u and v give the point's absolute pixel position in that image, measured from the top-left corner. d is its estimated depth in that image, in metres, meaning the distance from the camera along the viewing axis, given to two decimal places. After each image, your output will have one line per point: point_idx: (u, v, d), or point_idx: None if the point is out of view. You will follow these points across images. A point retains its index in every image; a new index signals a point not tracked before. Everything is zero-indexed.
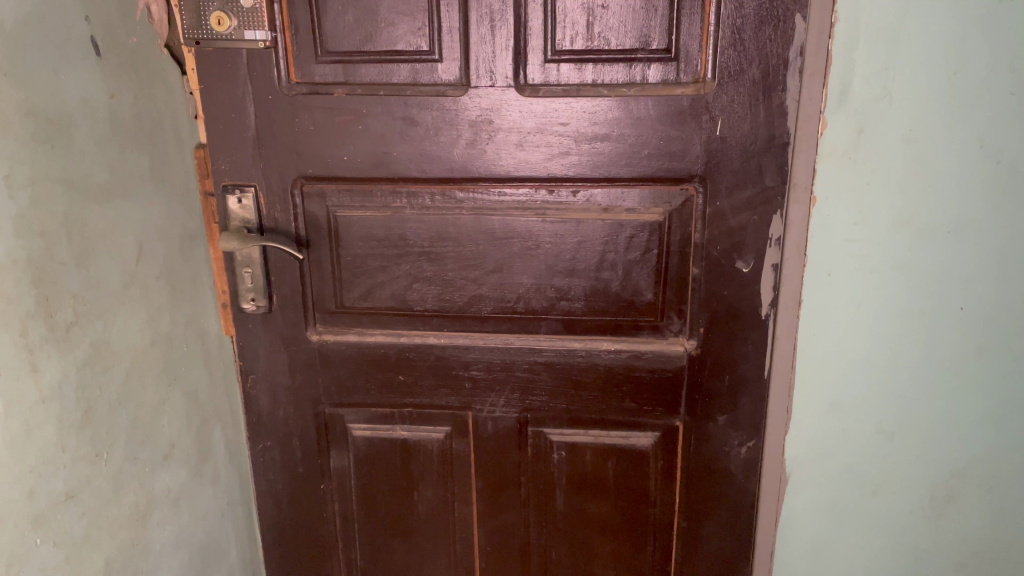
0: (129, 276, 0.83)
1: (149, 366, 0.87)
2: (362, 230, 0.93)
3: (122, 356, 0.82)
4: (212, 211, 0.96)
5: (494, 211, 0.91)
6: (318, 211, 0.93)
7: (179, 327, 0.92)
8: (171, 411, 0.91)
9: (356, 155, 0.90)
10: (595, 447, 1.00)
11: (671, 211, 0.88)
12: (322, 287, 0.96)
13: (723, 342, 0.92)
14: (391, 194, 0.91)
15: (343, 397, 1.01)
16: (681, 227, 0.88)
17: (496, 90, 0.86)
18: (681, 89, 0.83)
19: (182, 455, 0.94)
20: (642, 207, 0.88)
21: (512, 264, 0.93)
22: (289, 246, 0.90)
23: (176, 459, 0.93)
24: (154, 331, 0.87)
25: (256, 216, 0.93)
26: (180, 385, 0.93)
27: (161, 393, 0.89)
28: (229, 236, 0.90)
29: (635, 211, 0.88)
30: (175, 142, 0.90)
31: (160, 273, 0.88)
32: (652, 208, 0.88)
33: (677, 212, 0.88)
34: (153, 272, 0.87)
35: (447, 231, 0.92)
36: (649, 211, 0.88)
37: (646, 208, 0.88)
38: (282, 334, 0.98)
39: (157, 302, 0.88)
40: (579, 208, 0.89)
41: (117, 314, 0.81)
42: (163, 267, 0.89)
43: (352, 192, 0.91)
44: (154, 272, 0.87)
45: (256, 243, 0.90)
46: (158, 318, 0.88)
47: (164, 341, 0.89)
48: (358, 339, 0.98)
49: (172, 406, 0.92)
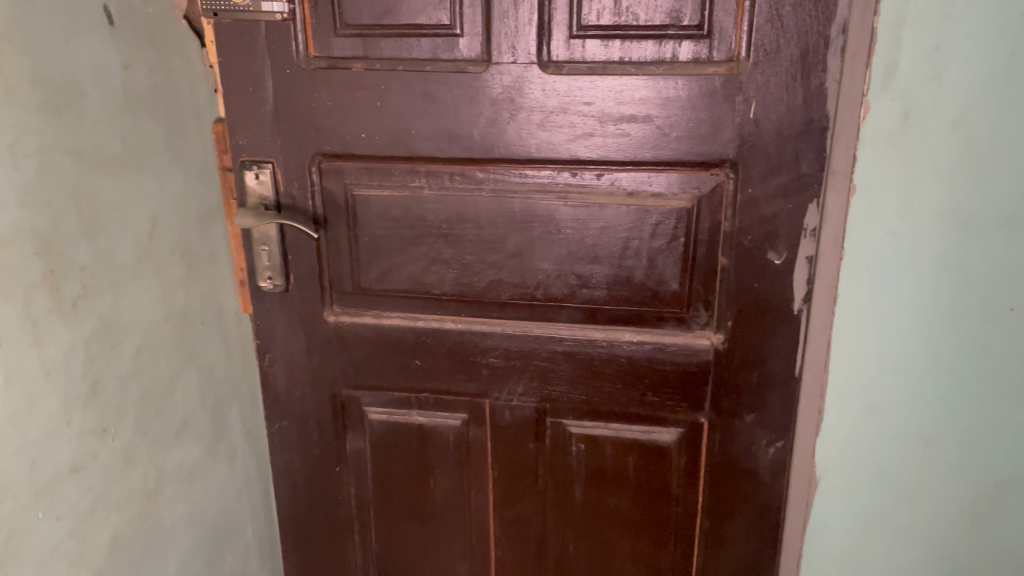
0: (143, 249, 0.82)
1: (163, 343, 0.86)
2: (380, 209, 0.91)
3: (135, 333, 0.81)
4: (231, 188, 0.94)
5: (515, 193, 0.87)
6: (336, 188, 0.91)
7: (195, 304, 0.91)
8: (185, 388, 0.90)
9: (374, 132, 0.87)
10: (615, 441, 0.96)
11: (699, 198, 0.83)
12: (339, 267, 0.94)
13: (752, 337, 0.87)
14: (409, 173, 0.88)
15: (360, 380, 0.99)
16: (709, 215, 0.84)
17: (519, 66, 0.82)
18: (713, 67, 0.79)
19: (196, 434, 0.93)
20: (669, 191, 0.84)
21: (533, 249, 0.89)
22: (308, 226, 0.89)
23: (190, 436, 0.92)
24: (167, 307, 0.86)
25: (274, 194, 0.91)
26: (195, 362, 0.92)
27: (176, 370, 0.89)
28: (245, 212, 0.89)
29: (661, 196, 0.84)
30: (192, 115, 0.88)
31: (176, 248, 0.87)
32: (679, 193, 0.84)
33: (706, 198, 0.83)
34: (169, 246, 0.86)
35: (466, 213, 0.89)
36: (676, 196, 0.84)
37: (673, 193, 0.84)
38: (299, 314, 0.97)
39: (171, 277, 0.87)
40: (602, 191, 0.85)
41: (131, 285, 0.80)
42: (180, 243, 0.88)
43: (369, 170, 0.89)
44: (169, 246, 0.86)
45: (272, 219, 0.89)
46: (172, 293, 0.87)
47: (179, 316, 0.88)
48: (375, 321, 0.96)
49: (188, 383, 0.91)
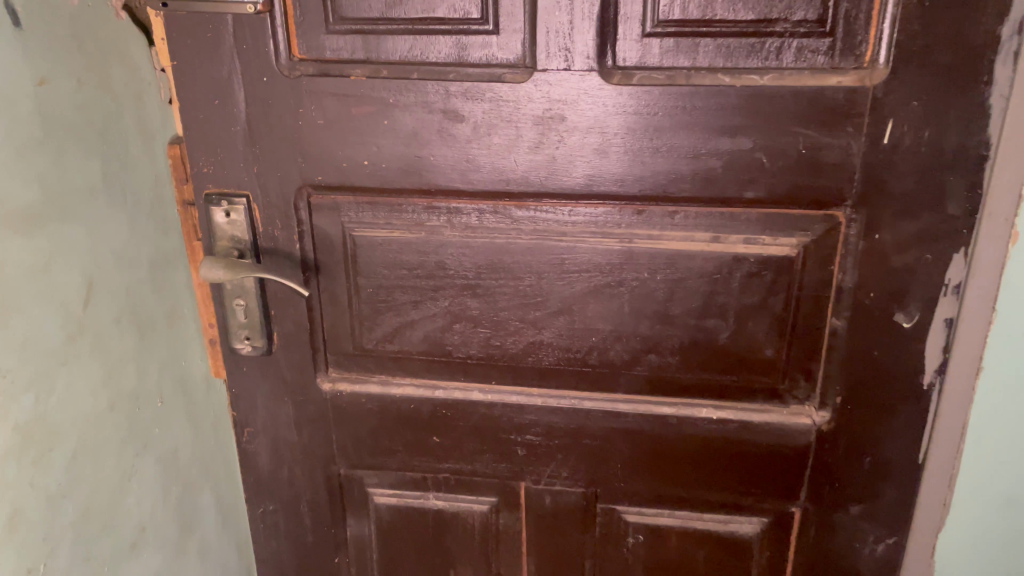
0: (77, 324, 0.62)
1: (109, 437, 0.66)
2: (388, 255, 0.71)
3: (69, 436, 0.62)
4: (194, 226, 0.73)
5: (563, 236, 0.67)
6: (330, 226, 0.71)
7: (150, 379, 0.71)
8: (140, 488, 0.71)
9: (379, 159, 0.67)
10: (682, 532, 0.78)
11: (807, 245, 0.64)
12: (336, 324, 0.75)
13: (866, 415, 0.69)
14: (425, 209, 0.68)
15: (363, 458, 0.80)
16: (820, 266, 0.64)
17: (573, 75, 0.61)
18: (839, 77, 0.58)
19: (159, 538, 0.74)
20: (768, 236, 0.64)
21: (585, 306, 0.69)
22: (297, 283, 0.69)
23: (149, 544, 0.73)
24: (112, 391, 0.66)
25: (250, 236, 0.71)
26: (153, 450, 0.73)
27: (128, 467, 0.69)
28: (216, 262, 0.69)
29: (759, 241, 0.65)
30: (139, 137, 0.68)
31: (123, 312, 0.67)
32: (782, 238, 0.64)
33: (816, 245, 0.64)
34: (113, 312, 0.66)
35: (500, 261, 0.69)
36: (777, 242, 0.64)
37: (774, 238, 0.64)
38: (286, 380, 0.77)
39: (118, 351, 0.67)
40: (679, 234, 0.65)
41: (61, 375, 0.61)
42: (128, 305, 0.68)
43: (374, 206, 0.69)
44: (113, 312, 0.66)
45: (252, 271, 0.69)
46: (118, 372, 0.67)
47: (130, 398, 0.69)
48: (381, 390, 0.76)
49: (144, 478, 0.71)
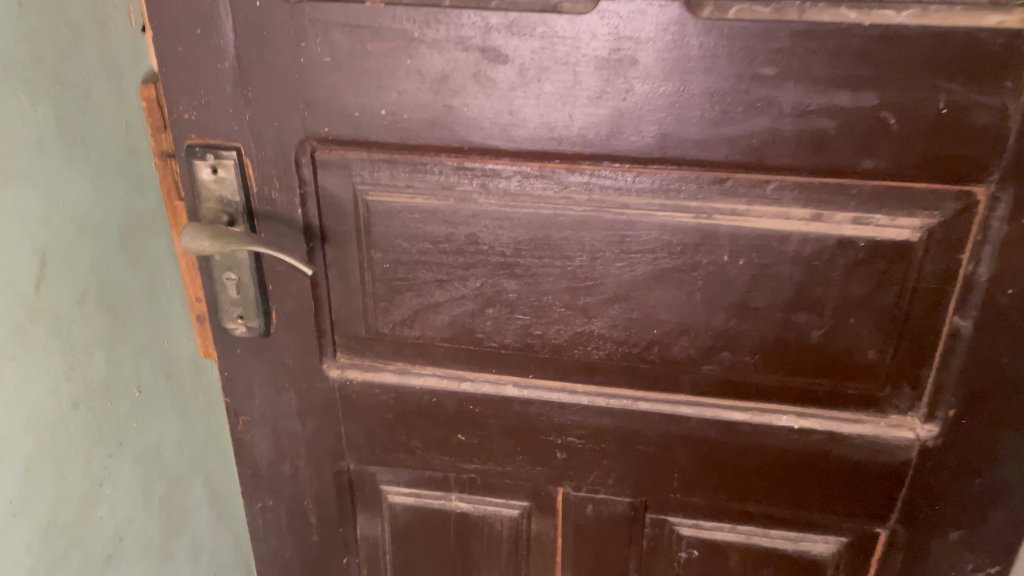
0: (27, 311, 0.50)
1: (72, 442, 0.55)
2: (408, 225, 0.58)
3: (18, 448, 0.51)
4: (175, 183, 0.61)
5: (624, 208, 0.55)
6: (339, 188, 0.58)
7: (124, 367, 0.60)
8: (115, 494, 0.60)
9: (399, 108, 0.54)
10: (744, 550, 0.67)
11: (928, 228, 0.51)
12: (346, 302, 0.63)
13: (982, 432, 0.57)
14: (455, 171, 0.56)
15: (375, 455, 0.70)
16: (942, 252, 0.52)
17: (650, 6, 0.47)
18: (1001, 15, 0.44)
19: (138, 547, 0.64)
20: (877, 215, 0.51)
21: (646, 294, 0.57)
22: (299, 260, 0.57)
23: (127, 555, 0.63)
24: (76, 387, 0.55)
25: (243, 197, 0.59)
26: (130, 449, 0.62)
27: (99, 473, 0.58)
28: (200, 229, 0.56)
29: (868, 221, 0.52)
30: (104, 76, 0.55)
31: (86, 292, 0.55)
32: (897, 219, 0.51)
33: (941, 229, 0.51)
34: (74, 293, 0.54)
35: (545, 236, 0.57)
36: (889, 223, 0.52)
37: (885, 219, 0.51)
38: (287, 364, 0.66)
39: (81, 339, 0.55)
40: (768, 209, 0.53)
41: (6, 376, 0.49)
42: (94, 283, 0.56)
43: (392, 165, 0.57)
44: (74, 294, 0.54)
45: (245, 243, 0.57)
46: (83, 364, 0.56)
47: (98, 393, 0.57)
48: (398, 380, 0.65)
49: (119, 483, 0.61)
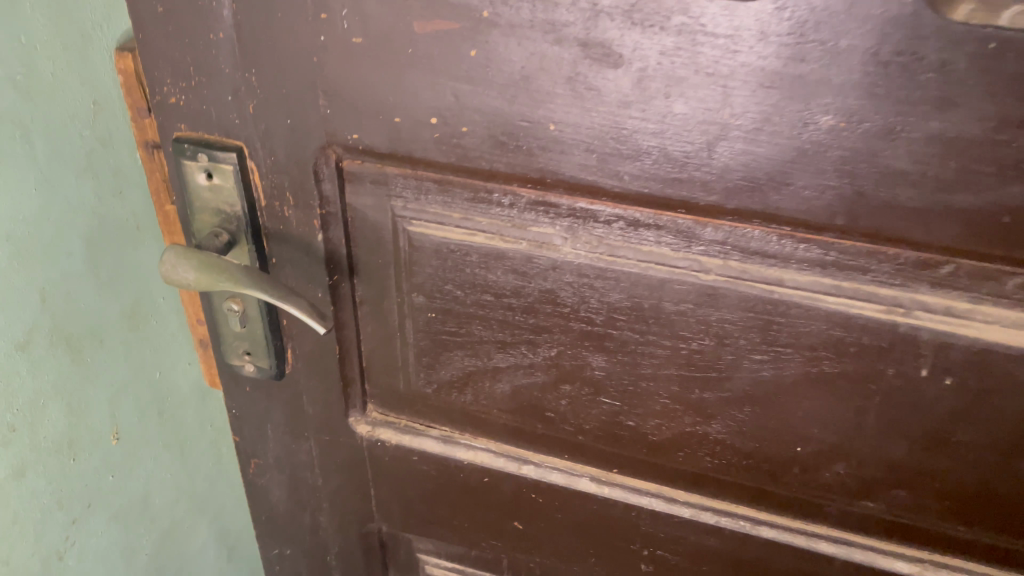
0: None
1: (14, 520, 0.43)
2: (463, 272, 0.42)
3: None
4: (162, 186, 0.45)
5: (775, 286, 0.37)
6: (373, 210, 0.42)
7: (93, 413, 0.47)
8: (78, 565, 0.49)
9: (456, 118, 0.37)
10: None
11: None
12: (381, 351, 0.48)
13: None
14: (533, 207, 0.39)
15: (412, 523, 0.56)
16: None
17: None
18: None
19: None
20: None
21: (791, 401, 0.40)
22: (313, 315, 0.43)
23: None
24: (18, 453, 0.42)
25: (247, 212, 0.43)
26: (104, 508, 0.49)
27: (55, 545, 0.46)
28: (189, 254, 0.41)
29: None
30: (59, 40, 0.39)
31: (34, 332, 0.41)
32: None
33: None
34: (14, 336, 0.40)
35: (651, 309, 0.40)
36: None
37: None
38: (307, 411, 0.52)
39: (24, 392, 0.42)
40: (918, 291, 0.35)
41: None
42: (46, 318, 0.42)
43: (445, 189, 0.40)
44: (15, 337, 0.40)
45: (247, 284, 0.42)
46: (30, 423, 0.43)
47: (53, 452, 0.45)
48: (442, 449, 0.50)
49: (87, 551, 0.49)
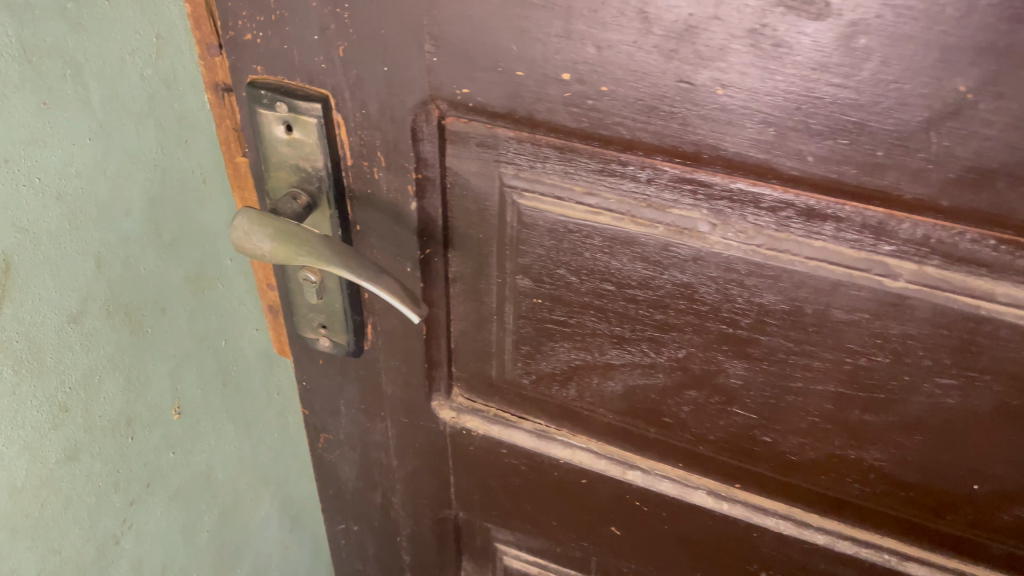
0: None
1: (66, 504, 0.39)
2: (580, 257, 0.35)
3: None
4: (233, 137, 0.39)
5: (980, 302, 0.30)
6: (478, 177, 0.36)
7: (153, 388, 0.42)
8: (136, 547, 0.45)
9: (594, 77, 0.29)
10: None
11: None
12: (473, 334, 0.42)
13: None
14: (677, 186, 0.32)
15: (493, 514, 0.51)
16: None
17: None
18: None
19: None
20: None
21: (975, 435, 0.33)
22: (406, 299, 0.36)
23: None
24: (70, 433, 0.38)
25: (331, 173, 0.37)
26: (163, 487, 0.45)
27: (111, 530, 0.42)
28: (265, 220, 0.35)
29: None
30: None
31: (87, 302, 0.36)
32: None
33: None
34: (65, 308, 0.35)
35: (812, 316, 0.33)
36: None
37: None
38: (385, 392, 0.47)
39: (77, 368, 0.37)
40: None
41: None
42: (100, 286, 0.37)
43: (568, 157, 0.33)
44: (67, 307, 0.35)
45: (331, 261, 0.36)
46: (84, 401, 0.38)
47: (109, 432, 0.40)
48: (535, 444, 0.45)
49: (145, 533, 0.45)
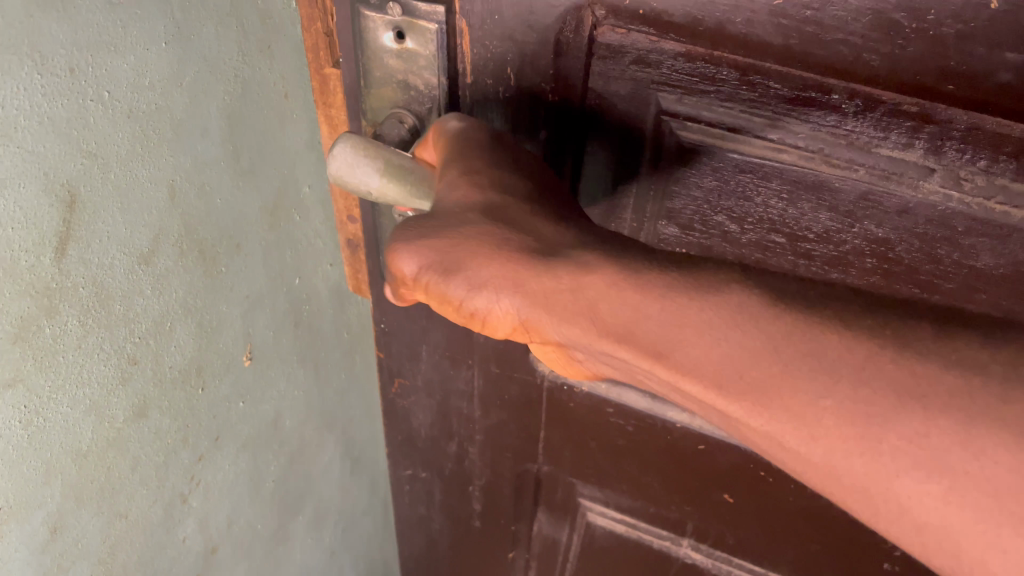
0: (32, 300, 0.26)
1: (137, 465, 0.34)
2: (746, 200, 0.30)
3: (24, 514, 0.29)
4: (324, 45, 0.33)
5: None
6: (627, 101, 0.29)
7: (224, 334, 0.37)
8: (206, 506, 0.40)
9: None
10: None
11: (442, 247, 0.26)
12: None
13: None
14: (891, 123, 0.26)
15: (584, 470, 0.47)
16: (408, 277, 0.27)
17: None
18: None
19: (238, 554, 0.45)
20: (778, 364, 0.23)
21: None
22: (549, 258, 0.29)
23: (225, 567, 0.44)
24: (142, 387, 0.33)
25: (445, 92, 0.31)
26: (230, 439, 0.40)
27: (179, 488, 0.37)
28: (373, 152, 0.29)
29: (639, 334, 0.25)
30: None
31: (158, 238, 0.30)
32: (653, 330, 0.25)
33: (633, 334, 0.25)
34: (137, 246, 0.29)
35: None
36: (715, 330, 0.24)
37: (949, 465, 0.20)
38: (477, 341, 0.42)
39: (149, 315, 0.31)
40: (854, 354, 0.22)
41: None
42: (173, 221, 0.31)
43: (753, 80, 0.27)
44: (138, 246, 0.29)
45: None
46: (154, 351, 0.32)
47: (179, 384, 0.35)
48: (649, 403, 0.40)
49: (213, 488, 0.40)
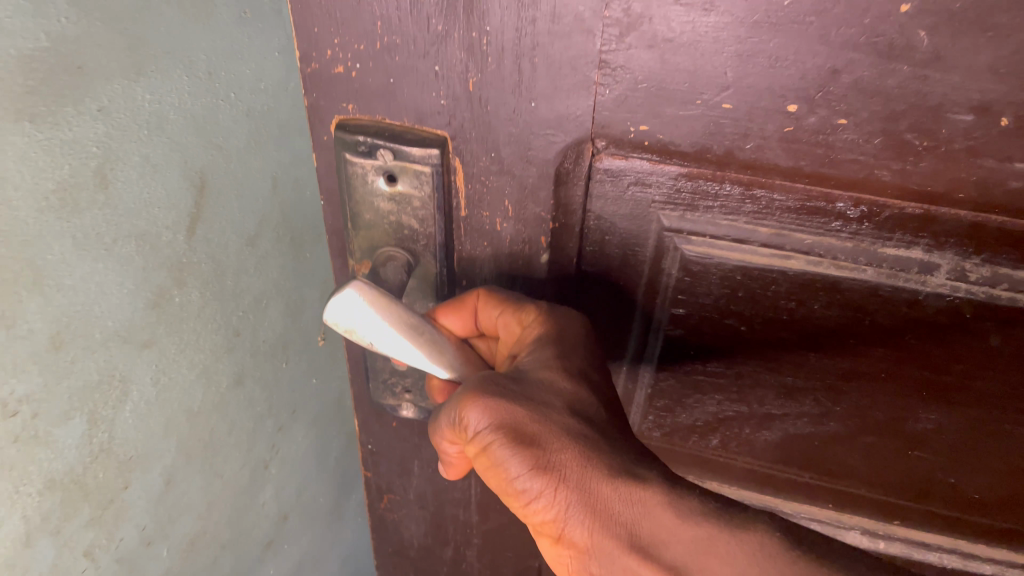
0: (129, 242, 0.27)
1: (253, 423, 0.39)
2: (758, 305, 0.30)
3: (147, 460, 0.32)
4: None
5: None
6: (627, 220, 0.29)
7: (266, 330, 0.38)
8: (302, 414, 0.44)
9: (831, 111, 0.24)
10: None
11: (523, 417, 0.26)
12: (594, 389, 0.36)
13: None
14: (899, 226, 0.27)
15: None
16: (470, 430, 0.26)
17: None
18: None
19: (303, 520, 0.47)
20: None
21: None
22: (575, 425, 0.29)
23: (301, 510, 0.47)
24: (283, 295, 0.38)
25: (439, 229, 0.30)
26: (260, 436, 0.40)
27: (262, 454, 0.41)
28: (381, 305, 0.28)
29: (663, 556, 0.24)
30: None
31: (223, 207, 0.32)
32: (678, 555, 0.24)
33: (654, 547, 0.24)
34: (248, 232, 0.34)
35: None
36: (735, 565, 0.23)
37: None
38: None
39: (252, 294, 0.36)
40: None
41: (132, 373, 0.30)
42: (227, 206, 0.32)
43: (756, 195, 0.27)
44: (250, 232, 0.34)
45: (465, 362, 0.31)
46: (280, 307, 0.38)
47: (269, 358, 0.39)
48: None
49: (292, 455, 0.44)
